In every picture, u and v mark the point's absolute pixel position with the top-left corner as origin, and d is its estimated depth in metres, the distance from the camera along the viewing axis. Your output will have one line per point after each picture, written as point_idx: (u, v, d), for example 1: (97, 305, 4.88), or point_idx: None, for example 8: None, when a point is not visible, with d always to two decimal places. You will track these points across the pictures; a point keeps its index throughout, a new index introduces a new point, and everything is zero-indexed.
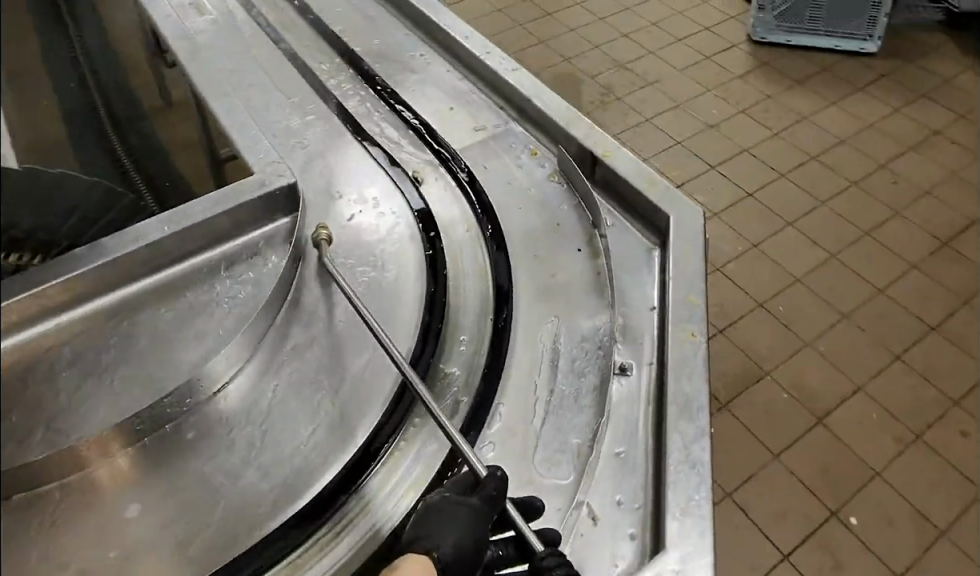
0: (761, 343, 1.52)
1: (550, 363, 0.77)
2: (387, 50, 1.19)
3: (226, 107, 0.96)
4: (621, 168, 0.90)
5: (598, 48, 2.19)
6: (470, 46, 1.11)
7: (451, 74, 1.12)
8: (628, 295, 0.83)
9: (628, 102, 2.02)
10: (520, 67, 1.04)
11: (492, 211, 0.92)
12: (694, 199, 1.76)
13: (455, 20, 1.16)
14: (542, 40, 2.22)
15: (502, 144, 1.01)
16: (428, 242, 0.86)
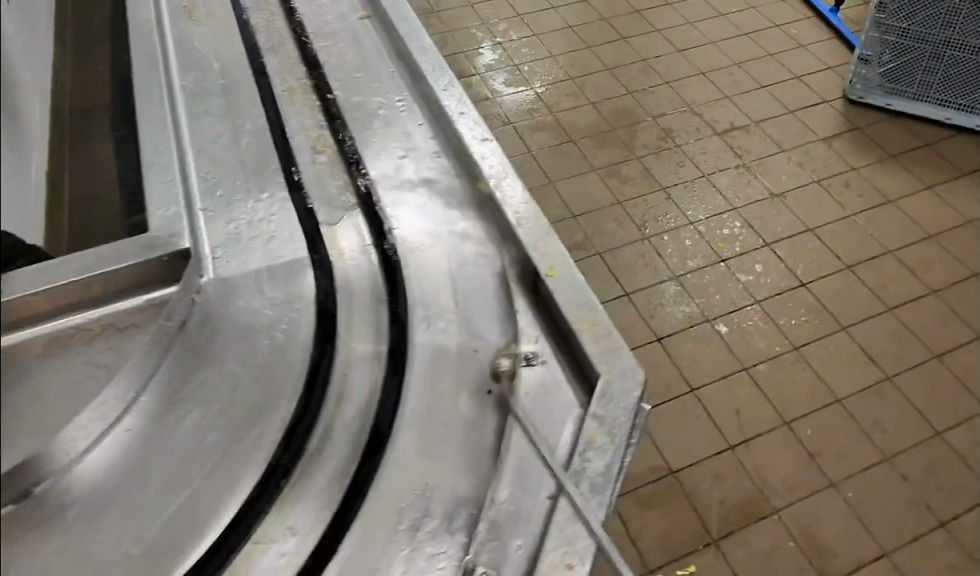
0: (777, 471, 1.29)
1: (395, 551, 0.60)
2: (362, 72, 1.02)
3: (159, 160, 0.86)
4: (565, 299, 0.72)
5: (668, 83, 1.96)
6: (447, 101, 0.94)
7: (417, 121, 0.95)
8: (529, 470, 0.64)
9: (689, 152, 1.79)
10: (492, 139, 0.89)
11: (405, 316, 0.74)
12: (740, 282, 1.56)
13: (442, 63, 0.99)
14: (607, 66, 2.00)
15: (448, 226, 0.83)
16: (318, 351, 0.72)
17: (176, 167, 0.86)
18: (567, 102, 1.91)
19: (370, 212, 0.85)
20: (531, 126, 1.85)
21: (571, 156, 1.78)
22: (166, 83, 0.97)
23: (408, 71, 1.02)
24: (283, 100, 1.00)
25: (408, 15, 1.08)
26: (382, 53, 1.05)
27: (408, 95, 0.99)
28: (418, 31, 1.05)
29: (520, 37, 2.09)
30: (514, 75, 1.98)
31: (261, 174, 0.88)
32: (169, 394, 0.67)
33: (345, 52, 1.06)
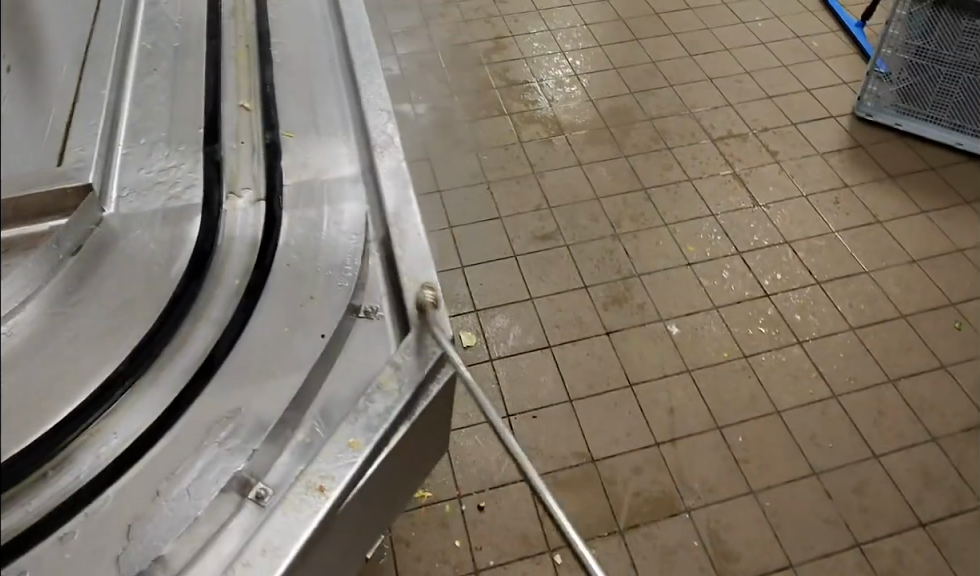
0: (699, 472, 1.29)
1: (192, 457, 0.62)
2: (298, 42, 1.09)
3: (90, 82, 0.85)
4: (408, 264, 0.79)
5: (672, 87, 1.97)
6: (366, 84, 1.01)
7: (336, 87, 1.02)
8: (333, 412, 0.68)
9: (678, 155, 1.80)
10: (392, 113, 0.97)
11: (270, 268, 0.76)
12: (702, 287, 1.55)
13: (373, 53, 1.07)
14: (615, 66, 2.04)
15: (335, 186, 0.86)
16: (187, 275, 0.70)
17: (106, 98, 0.84)
18: (567, 98, 1.96)
19: (272, 167, 0.88)
20: (526, 119, 1.91)
21: (559, 150, 1.83)
22: (127, 19, 1.02)
23: (344, 52, 1.07)
24: (228, 59, 1.04)
25: (356, 8, 1.15)
26: (327, 33, 1.11)
27: (336, 63, 1.06)
28: (365, 23, 1.12)
29: (536, 32, 2.16)
30: (522, 66, 2.06)
31: (180, 115, 0.90)
32: (77, 276, 0.66)
33: (293, 22, 1.12)
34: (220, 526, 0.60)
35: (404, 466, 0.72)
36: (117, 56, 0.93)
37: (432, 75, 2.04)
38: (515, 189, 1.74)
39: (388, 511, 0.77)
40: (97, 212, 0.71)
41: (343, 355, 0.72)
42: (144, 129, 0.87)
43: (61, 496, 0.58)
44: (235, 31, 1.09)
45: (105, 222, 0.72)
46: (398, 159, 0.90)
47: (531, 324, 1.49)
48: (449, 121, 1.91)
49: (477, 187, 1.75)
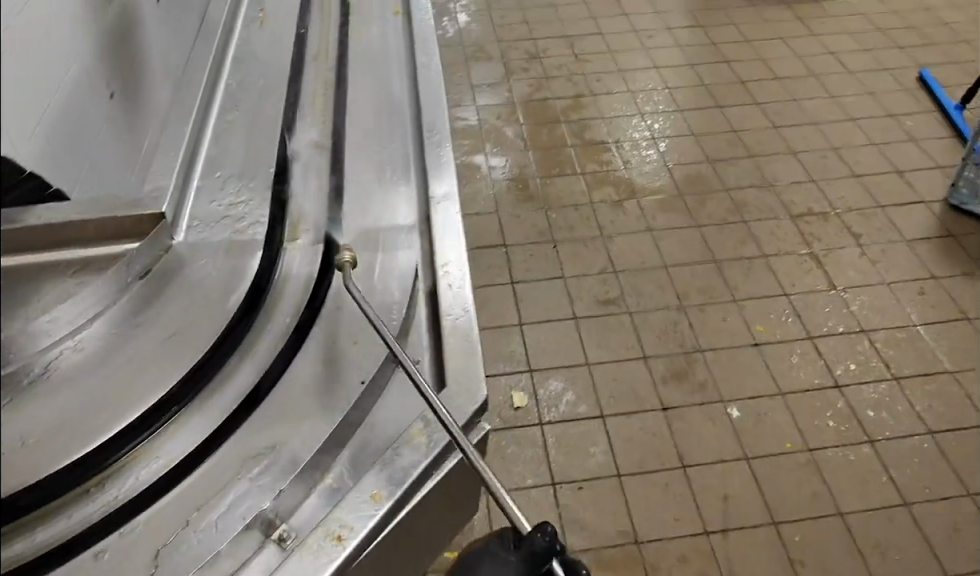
0: (749, 569, 1.21)
1: (223, 488, 0.64)
2: (371, 91, 1.13)
3: (174, 129, 0.95)
4: (452, 321, 0.81)
5: (752, 159, 1.91)
6: (430, 136, 1.04)
7: (401, 133, 1.05)
8: (363, 459, 0.69)
9: (753, 229, 1.74)
10: (451, 162, 1.00)
11: (319, 309, 0.79)
12: (768, 370, 1.47)
13: (441, 105, 1.10)
14: (694, 133, 2.00)
15: (391, 236, 0.89)
16: (241, 313, 0.73)
17: (186, 141, 0.93)
18: (641, 161, 1.94)
19: (333, 210, 0.92)
20: (600, 180, 1.90)
21: (630, 215, 1.80)
22: (214, 63, 1.10)
23: (415, 103, 1.11)
24: (303, 102, 1.09)
25: (431, 62, 1.19)
26: (401, 86, 1.15)
27: (404, 111, 1.10)
28: (437, 75, 1.16)
29: (616, 91, 2.16)
30: (601, 126, 2.05)
31: (255, 145, 0.96)
32: (141, 300, 0.71)
33: (370, 74, 1.18)
34: (241, 562, 0.62)
35: (434, 510, 0.73)
36: (201, 95, 1.02)
37: (510, 130, 2.06)
38: (581, 251, 1.72)
39: (420, 550, 0.78)
40: (168, 238, 0.78)
41: (382, 399, 0.73)
42: (220, 163, 0.94)
43: (108, 509, 0.61)
44: (313, 76, 1.15)
45: (173, 249, 0.78)
46: (452, 210, 0.93)
47: (585, 390, 1.45)
48: (521, 176, 1.92)
49: (543, 247, 1.74)
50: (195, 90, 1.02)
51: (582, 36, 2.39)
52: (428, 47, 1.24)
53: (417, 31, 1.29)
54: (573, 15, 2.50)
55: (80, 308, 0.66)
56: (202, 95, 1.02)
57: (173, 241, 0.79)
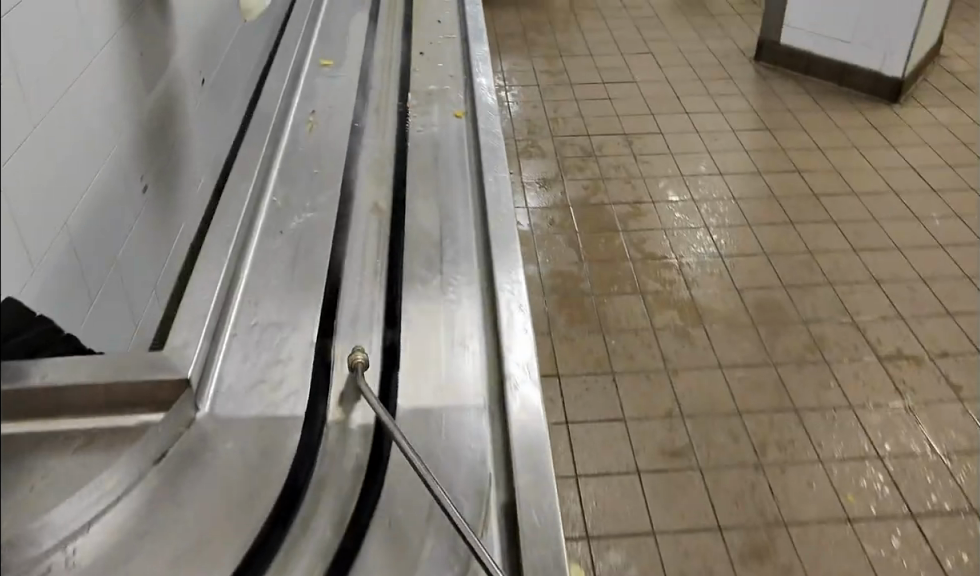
0: None
1: None
2: (430, 221, 0.99)
3: (209, 264, 0.87)
4: (533, 541, 0.62)
5: (831, 285, 1.74)
6: (502, 282, 0.86)
7: (467, 273, 0.89)
8: None
9: (836, 372, 1.56)
10: (528, 311, 0.82)
11: (367, 531, 0.62)
12: (865, 555, 1.26)
13: (515, 241, 0.92)
14: (765, 252, 1.84)
15: (456, 417, 0.72)
16: (264, 529, 0.61)
17: (220, 280, 0.85)
18: (709, 281, 1.78)
19: (387, 387, 0.75)
20: (662, 301, 1.74)
21: (697, 345, 1.62)
22: (256, 185, 1.03)
23: (482, 241, 0.94)
24: (353, 239, 0.95)
25: (501, 184, 1.03)
26: (465, 217, 0.99)
27: (471, 246, 0.94)
28: (510, 201, 0.99)
29: (677, 201, 2.03)
30: (662, 238, 1.91)
31: (297, 288, 0.87)
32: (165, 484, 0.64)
33: (429, 198, 1.03)
34: None
35: None
36: (240, 224, 0.94)
37: (565, 238, 1.93)
38: (642, 386, 1.55)
39: None
40: (191, 409, 0.69)
41: None
42: (257, 304, 0.85)
43: None
44: (366, 205, 1.01)
45: (197, 423, 0.70)
46: (531, 378, 0.75)
47: (652, 567, 1.25)
48: (577, 291, 1.78)
49: (602, 377, 1.57)
50: (238, 221, 0.94)
51: (640, 136, 2.29)
52: (498, 164, 1.08)
53: (485, 143, 1.13)
54: (631, 113, 2.40)
55: (83, 506, 0.60)
56: (241, 223, 0.94)
57: (197, 413, 0.70)
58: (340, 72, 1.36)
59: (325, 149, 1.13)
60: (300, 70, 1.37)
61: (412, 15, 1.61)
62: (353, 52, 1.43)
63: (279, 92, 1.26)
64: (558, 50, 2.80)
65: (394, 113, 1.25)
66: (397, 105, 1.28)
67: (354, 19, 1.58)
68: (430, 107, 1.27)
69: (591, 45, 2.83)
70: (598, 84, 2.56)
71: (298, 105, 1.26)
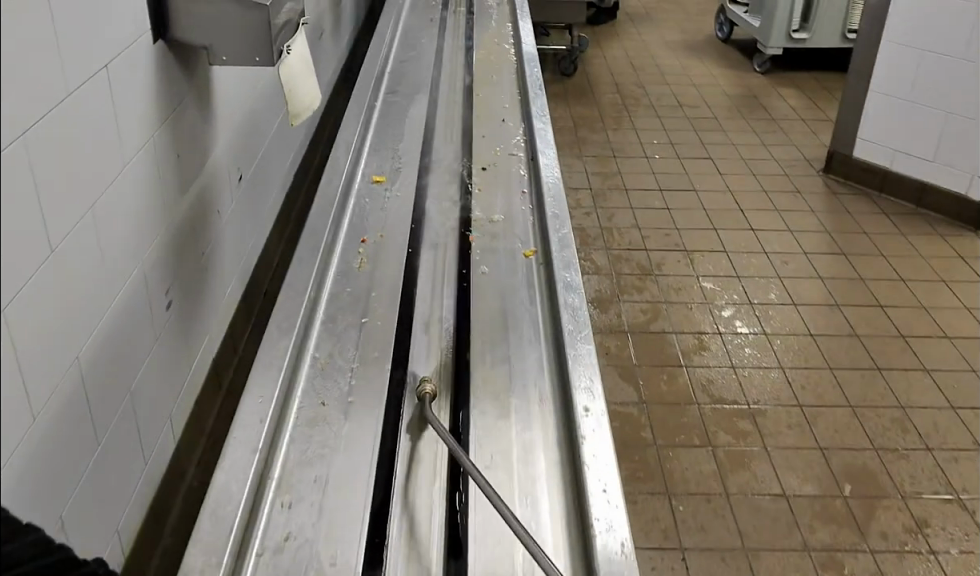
0: None
1: None
2: (500, 398, 0.83)
3: (237, 455, 0.73)
4: None
5: (930, 450, 1.56)
6: (593, 507, 0.70)
7: (548, 482, 0.74)
8: None
9: (945, 564, 1.35)
10: (628, 552, 0.66)
11: None
12: None
13: (606, 442, 0.76)
14: (852, 404, 1.65)
15: None
16: None
17: (249, 480, 0.71)
18: (788, 436, 1.58)
19: None
20: (734, 458, 1.54)
21: (780, 519, 1.42)
22: (298, 338, 0.88)
23: (565, 438, 0.78)
24: (403, 432, 0.79)
25: (585, 359, 0.85)
26: (543, 395, 0.83)
27: (551, 439, 0.78)
28: (594, 387, 0.81)
29: (747, 332, 1.86)
30: (730, 380, 1.72)
31: (341, 490, 0.71)
32: None
33: (497, 364, 0.87)
34: None
35: None
36: (275, 401, 0.79)
37: (622, 371, 1.74)
38: (717, 569, 1.33)
39: None
40: None
41: None
42: (290, 507, 0.70)
43: None
44: (420, 379, 0.84)
45: None
46: None
47: None
48: (637, 438, 1.57)
49: (669, 554, 1.35)
50: (275, 396, 0.80)
51: (702, 254, 2.12)
52: (582, 333, 0.88)
53: (564, 300, 0.93)
54: (692, 226, 2.24)
55: None
56: (276, 398, 0.80)
57: None
58: (392, 193, 1.21)
59: (377, 291, 0.98)
60: (349, 190, 1.21)
61: (472, 120, 1.47)
62: (408, 166, 1.28)
63: (325, 218, 1.11)
64: (611, 149, 2.67)
65: (454, 251, 1.08)
66: (457, 238, 1.12)
67: (409, 122, 1.44)
68: (498, 242, 1.09)
69: (646, 146, 2.70)
70: (655, 191, 2.42)
71: (346, 234, 1.10)
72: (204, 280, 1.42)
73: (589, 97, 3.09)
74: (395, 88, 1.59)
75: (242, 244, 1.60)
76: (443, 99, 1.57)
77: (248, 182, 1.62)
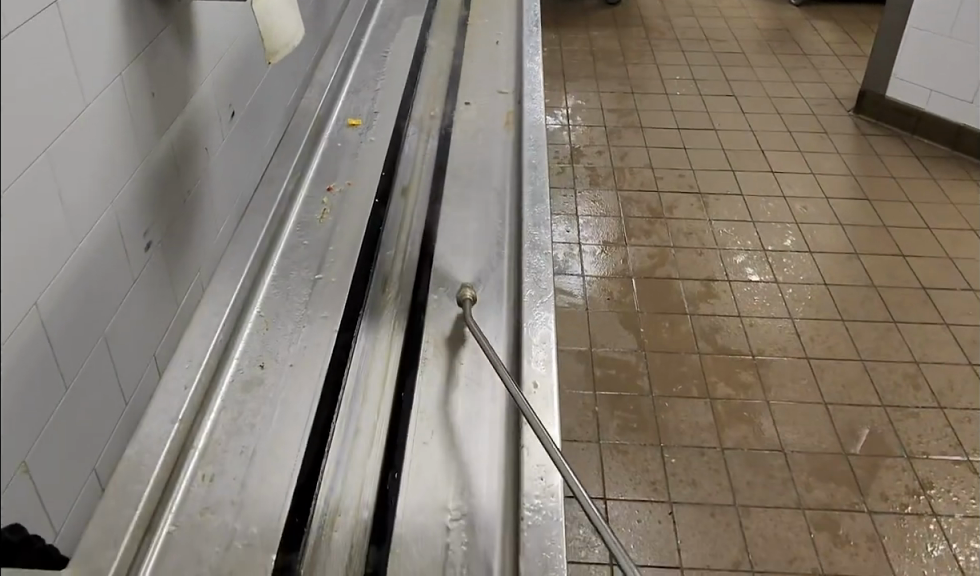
0: None
1: None
2: (453, 360, 0.79)
3: (154, 427, 0.71)
4: None
5: (941, 409, 1.49)
6: (528, 493, 0.66)
7: (489, 456, 0.70)
8: None
9: (947, 527, 1.30)
10: (559, 536, 0.63)
11: None
12: None
13: (552, 419, 0.72)
14: (863, 358, 1.58)
15: None
16: None
17: (164, 455, 0.69)
18: (791, 389, 1.52)
19: None
20: (733, 410, 1.48)
21: (775, 477, 1.36)
22: (240, 301, 0.85)
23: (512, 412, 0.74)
24: (343, 394, 0.77)
25: (541, 329, 0.81)
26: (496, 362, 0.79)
27: (498, 410, 0.74)
28: (549, 360, 0.78)
29: (757, 280, 1.77)
30: (735, 330, 1.65)
31: (266, 465, 0.69)
32: None
33: (452, 322, 0.83)
34: None
35: None
36: (204, 370, 0.76)
37: (623, 317, 1.67)
38: (706, 524, 1.29)
39: None
40: None
41: None
42: (212, 479, 0.67)
43: None
44: (368, 345, 0.83)
45: None
46: None
47: None
48: (633, 387, 1.52)
49: (657, 506, 1.32)
50: (208, 358, 0.78)
51: (717, 197, 2.02)
52: (543, 299, 0.84)
53: (527, 262, 0.88)
54: (709, 168, 2.14)
55: None
56: (204, 369, 0.77)
57: None
58: (368, 138, 1.15)
59: (337, 246, 0.94)
60: (321, 134, 1.16)
61: (461, 59, 1.38)
62: (386, 107, 1.22)
63: (287, 167, 1.07)
64: (629, 85, 2.54)
65: (424, 200, 1.04)
66: (429, 187, 1.07)
67: (395, 60, 1.37)
68: (468, 194, 1.04)
69: (666, 82, 2.56)
70: (673, 129, 2.30)
71: (311, 181, 1.06)
72: (197, 213, 1.16)
73: (611, 29, 2.93)
74: (385, 23, 1.50)
75: (237, 184, 1.30)
76: (435, 33, 1.48)
77: (244, 120, 1.31)
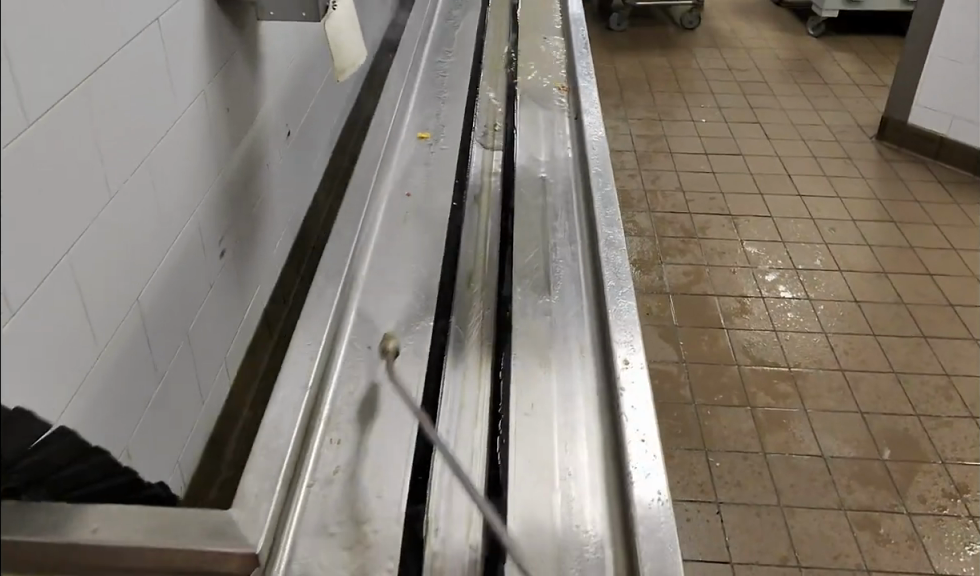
0: None
1: None
2: (544, 344, 0.86)
3: (289, 393, 0.76)
4: None
5: (974, 418, 1.55)
6: (631, 455, 0.71)
7: (586, 425, 0.77)
8: None
9: None
10: (661, 488, 0.68)
11: None
12: None
13: (644, 391, 0.78)
14: (895, 370, 1.64)
15: None
16: None
17: (300, 416, 0.74)
18: (828, 398, 1.58)
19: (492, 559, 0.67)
20: (772, 418, 1.54)
21: (816, 480, 1.42)
22: (344, 290, 0.91)
23: (604, 388, 0.80)
24: (446, 374, 0.84)
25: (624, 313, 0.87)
26: (583, 347, 0.86)
27: (589, 388, 0.81)
28: (633, 341, 0.84)
29: (789, 297, 1.84)
30: (771, 343, 1.71)
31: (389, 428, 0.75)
32: None
33: (537, 311, 0.91)
34: None
35: None
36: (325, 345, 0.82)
37: (663, 331, 1.74)
38: (753, 523, 1.34)
39: None
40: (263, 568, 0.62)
41: None
42: (339, 442, 0.74)
43: None
44: (461, 333, 0.90)
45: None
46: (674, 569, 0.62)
47: None
48: (675, 396, 1.58)
49: (704, 507, 1.37)
50: (327, 334, 0.84)
51: (747, 219, 2.10)
52: (623, 289, 0.90)
53: (605, 256, 0.96)
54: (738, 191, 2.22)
55: None
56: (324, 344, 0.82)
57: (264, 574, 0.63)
58: (439, 148, 1.24)
59: (427, 244, 1.02)
60: (395, 145, 1.24)
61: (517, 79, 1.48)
62: (452, 122, 1.31)
63: (371, 171, 1.14)
64: (656, 112, 2.64)
65: (497, 209, 1.12)
66: (500, 197, 1.16)
67: (456, 80, 1.46)
68: (539, 200, 1.11)
69: (692, 110, 2.66)
70: (701, 155, 2.39)
71: (392, 188, 1.14)
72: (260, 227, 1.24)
73: (635, 60, 3.04)
74: (442, 47, 1.60)
75: (291, 196, 1.38)
76: (490, 58, 1.58)
77: (297, 139, 1.40)
